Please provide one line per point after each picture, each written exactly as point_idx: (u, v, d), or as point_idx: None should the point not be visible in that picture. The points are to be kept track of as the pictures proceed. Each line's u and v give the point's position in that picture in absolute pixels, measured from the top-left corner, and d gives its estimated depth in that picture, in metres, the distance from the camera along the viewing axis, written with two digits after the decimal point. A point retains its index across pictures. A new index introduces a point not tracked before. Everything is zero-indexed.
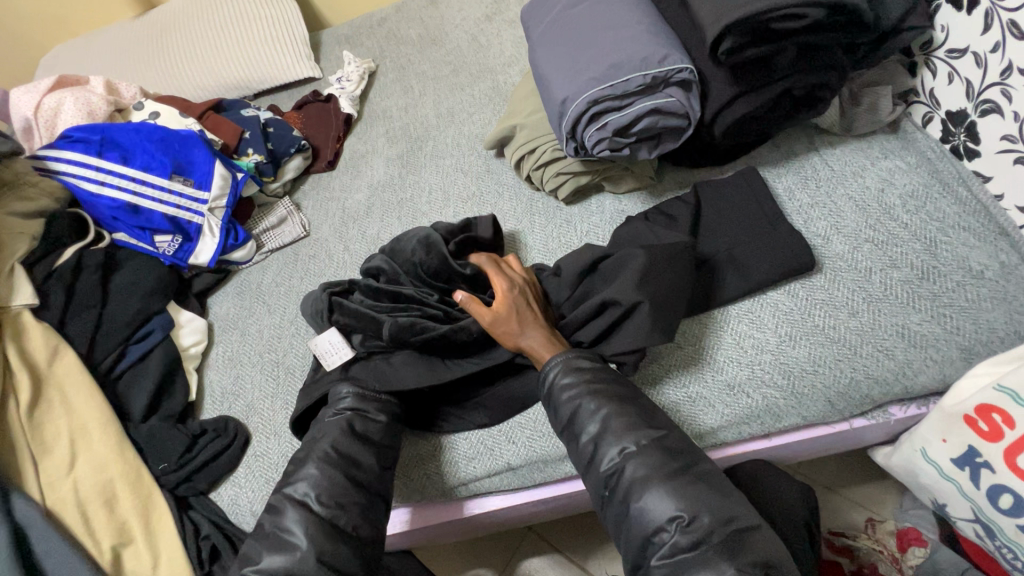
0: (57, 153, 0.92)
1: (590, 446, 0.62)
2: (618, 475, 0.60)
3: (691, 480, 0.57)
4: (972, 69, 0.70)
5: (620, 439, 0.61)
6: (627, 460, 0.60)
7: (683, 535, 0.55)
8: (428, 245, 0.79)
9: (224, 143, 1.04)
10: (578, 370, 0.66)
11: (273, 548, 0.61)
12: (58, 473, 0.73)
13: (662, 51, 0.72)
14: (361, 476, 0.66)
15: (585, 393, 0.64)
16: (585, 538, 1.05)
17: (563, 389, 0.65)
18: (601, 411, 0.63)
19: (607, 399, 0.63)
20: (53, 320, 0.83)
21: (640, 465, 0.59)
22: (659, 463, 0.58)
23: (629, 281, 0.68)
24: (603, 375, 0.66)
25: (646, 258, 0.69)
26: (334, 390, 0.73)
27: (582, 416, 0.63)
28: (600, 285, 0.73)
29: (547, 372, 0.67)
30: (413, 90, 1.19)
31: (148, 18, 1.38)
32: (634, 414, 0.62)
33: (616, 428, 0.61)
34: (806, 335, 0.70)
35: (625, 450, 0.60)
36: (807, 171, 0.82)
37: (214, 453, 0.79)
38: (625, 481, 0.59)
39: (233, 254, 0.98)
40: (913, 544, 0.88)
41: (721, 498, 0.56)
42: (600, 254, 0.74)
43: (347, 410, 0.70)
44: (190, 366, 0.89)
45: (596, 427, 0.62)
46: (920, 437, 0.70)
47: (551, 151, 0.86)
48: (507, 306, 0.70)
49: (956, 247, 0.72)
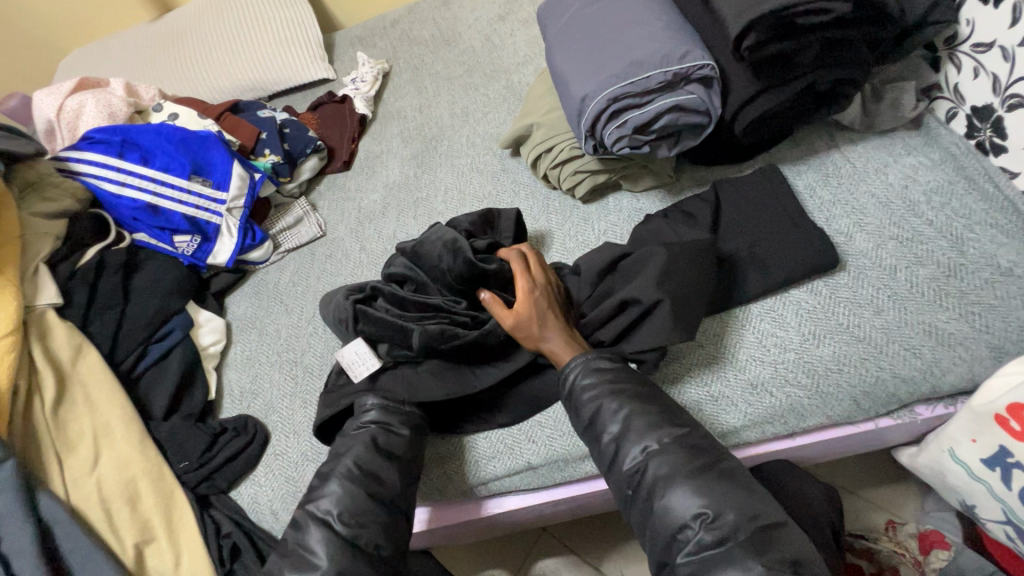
0: (80, 154, 0.94)
1: (613, 445, 0.62)
2: (641, 474, 0.60)
3: (715, 477, 0.57)
4: (998, 63, 0.69)
5: (642, 437, 0.60)
6: (649, 458, 0.59)
7: (708, 533, 0.54)
8: (455, 246, 0.76)
9: (242, 143, 1.04)
10: (598, 372, 0.66)
11: (294, 565, 0.61)
12: (82, 470, 0.74)
13: (684, 48, 0.72)
14: (377, 486, 0.65)
15: (606, 393, 0.64)
16: (600, 539, 1.05)
17: (584, 390, 0.65)
18: (622, 410, 0.62)
19: (628, 399, 0.63)
20: (76, 319, 0.83)
21: (663, 463, 0.58)
22: (683, 462, 0.58)
23: (649, 280, 0.68)
24: (623, 376, 0.65)
25: (667, 255, 0.69)
26: (359, 401, 0.73)
27: (604, 416, 0.63)
28: (620, 283, 0.73)
29: (567, 375, 0.67)
30: (427, 90, 1.19)
31: (165, 21, 1.40)
32: (656, 412, 0.62)
33: (638, 427, 0.61)
34: (830, 334, 0.69)
35: (647, 449, 0.60)
36: (828, 168, 0.81)
37: (234, 451, 0.79)
38: (649, 479, 0.59)
39: (251, 253, 0.99)
40: (936, 547, 0.87)
41: (746, 495, 0.56)
42: (619, 253, 0.74)
43: (373, 423, 0.70)
44: (209, 365, 0.90)
45: (617, 427, 0.62)
46: (947, 436, 0.69)
47: (569, 150, 0.86)
48: (530, 309, 0.69)
49: (983, 244, 0.71)
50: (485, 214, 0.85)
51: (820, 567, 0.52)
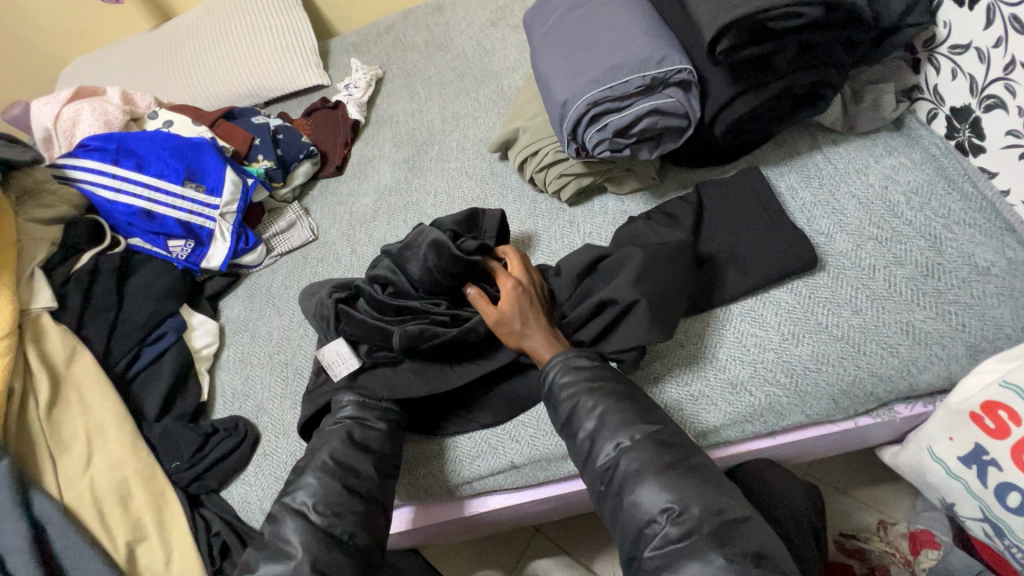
0: (75, 161, 0.96)
1: (588, 441, 0.63)
2: (613, 469, 0.61)
3: (683, 473, 0.58)
4: (975, 65, 0.70)
5: (615, 434, 0.61)
6: (622, 454, 0.60)
7: (674, 527, 0.55)
8: (435, 249, 0.76)
9: (236, 149, 1.06)
10: (577, 370, 0.66)
11: (270, 557, 0.62)
12: (75, 470, 0.75)
13: (661, 53, 0.73)
14: (358, 486, 0.67)
15: (583, 391, 0.65)
16: (593, 539, 1.05)
17: (562, 388, 0.66)
18: (598, 408, 0.63)
19: (605, 396, 0.64)
20: (71, 323, 0.85)
21: (635, 458, 0.59)
22: (653, 457, 0.59)
23: (625, 280, 0.69)
24: (601, 373, 0.66)
25: (643, 256, 0.71)
26: (336, 399, 0.74)
27: (580, 413, 0.64)
28: (600, 283, 0.74)
29: (548, 372, 0.68)
30: (418, 95, 1.21)
31: (164, 30, 1.42)
32: (631, 409, 0.63)
33: (613, 423, 0.62)
34: (809, 334, 0.70)
35: (620, 445, 0.61)
36: (810, 170, 0.82)
37: (224, 451, 0.80)
38: (620, 475, 0.60)
39: (244, 257, 1.01)
40: (925, 546, 0.88)
41: (712, 490, 0.56)
42: (599, 254, 0.75)
43: (348, 419, 0.71)
44: (201, 368, 0.91)
45: (592, 424, 0.63)
46: (926, 435, 0.69)
47: (553, 153, 0.87)
48: (513, 306, 0.71)
49: (961, 243, 0.71)
50: (469, 214, 0.85)
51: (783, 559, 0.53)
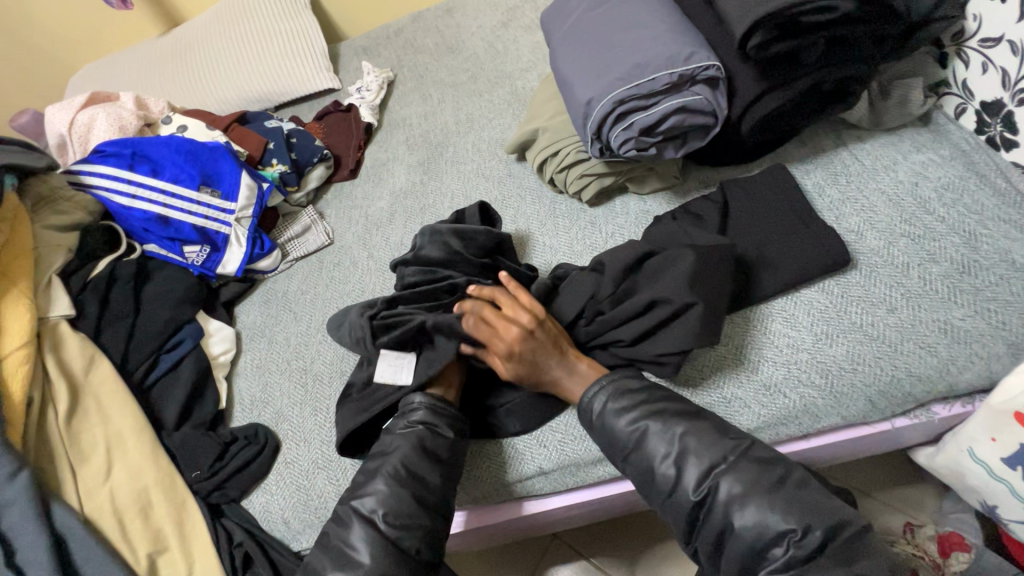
0: (91, 167, 0.95)
1: (673, 471, 0.61)
2: (711, 497, 0.58)
3: (791, 491, 0.56)
4: (1007, 58, 0.69)
5: (705, 458, 0.60)
6: (718, 479, 0.58)
7: (798, 550, 0.53)
8: (458, 235, 0.80)
9: (249, 154, 1.06)
10: (630, 394, 0.66)
11: (337, 562, 0.62)
12: (95, 480, 0.74)
13: (688, 49, 0.72)
14: (427, 497, 0.65)
15: (649, 415, 0.64)
16: (613, 546, 1.04)
17: (621, 416, 0.65)
18: (676, 432, 0.62)
19: (677, 419, 0.63)
20: (89, 330, 0.84)
21: (735, 481, 0.57)
22: (753, 478, 0.57)
23: (678, 282, 0.68)
24: (657, 394, 0.66)
25: (696, 259, 0.68)
26: (404, 399, 0.71)
27: (653, 438, 0.63)
28: (644, 283, 0.72)
29: (593, 401, 0.67)
30: (431, 97, 1.20)
31: (172, 34, 1.42)
32: (709, 426, 0.62)
33: (697, 447, 0.60)
34: (843, 334, 0.69)
35: (714, 469, 0.59)
36: (836, 167, 0.81)
37: (245, 459, 0.79)
38: (721, 501, 0.58)
39: (259, 262, 0.99)
40: (956, 548, 0.86)
41: (809, 505, 0.55)
42: (646, 251, 0.73)
43: (420, 424, 0.68)
44: (219, 374, 0.90)
45: (675, 450, 0.61)
46: (966, 436, 0.68)
47: (575, 153, 0.86)
48: (523, 359, 0.68)
49: (997, 240, 0.70)
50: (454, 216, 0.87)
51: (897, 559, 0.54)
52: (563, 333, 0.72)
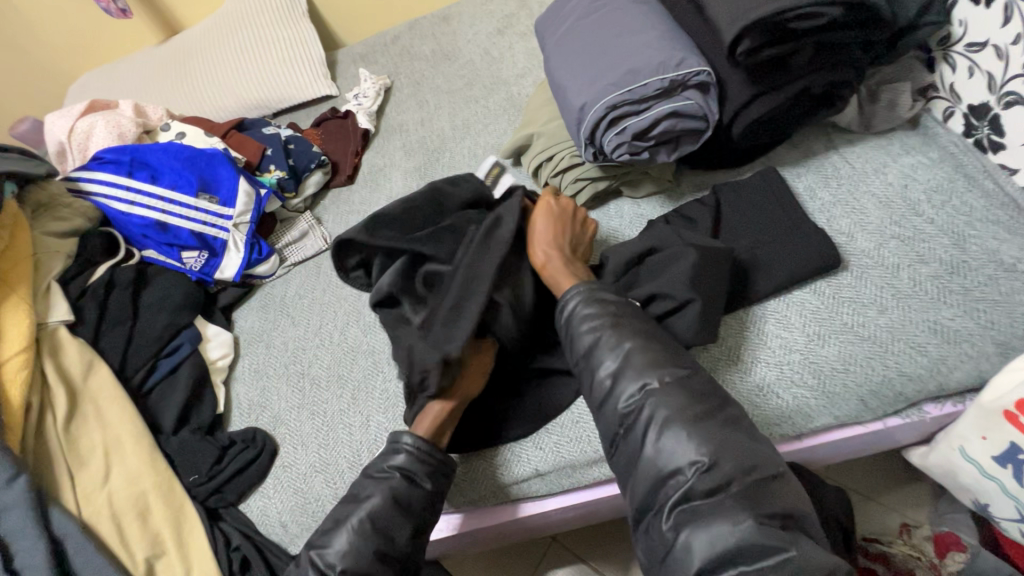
0: (90, 174, 0.96)
1: (609, 382, 0.61)
2: (636, 414, 0.58)
3: (718, 425, 0.55)
4: (993, 62, 0.70)
5: (642, 376, 0.59)
6: (646, 397, 0.58)
7: (702, 481, 0.53)
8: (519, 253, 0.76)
9: (247, 160, 1.06)
10: (600, 302, 0.65)
11: None
12: (93, 485, 0.74)
13: (680, 55, 0.73)
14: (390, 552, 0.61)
15: (607, 325, 0.63)
16: (611, 548, 1.04)
17: (584, 320, 0.64)
18: (623, 346, 0.61)
19: (631, 335, 0.62)
20: (88, 335, 0.85)
21: (661, 404, 0.57)
22: (681, 406, 0.56)
23: (680, 279, 0.68)
24: (625, 309, 0.65)
25: (697, 258, 0.68)
26: (395, 435, 0.67)
27: (601, 349, 0.62)
28: (645, 278, 0.73)
29: (566, 303, 0.66)
30: (428, 104, 1.21)
31: (172, 43, 1.43)
32: (659, 351, 0.61)
33: (638, 363, 0.60)
34: (834, 334, 0.69)
35: (646, 387, 0.58)
36: (827, 170, 0.82)
37: (243, 463, 0.79)
38: (642, 419, 0.57)
39: (257, 267, 1.00)
40: (952, 548, 0.87)
41: (748, 450, 0.54)
42: (647, 248, 0.74)
43: (397, 471, 0.64)
44: (217, 378, 0.90)
45: (616, 363, 0.61)
46: (957, 435, 0.69)
47: (569, 157, 0.87)
48: (549, 219, 0.75)
49: (985, 240, 0.71)
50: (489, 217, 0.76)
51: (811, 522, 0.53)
52: (584, 250, 0.77)
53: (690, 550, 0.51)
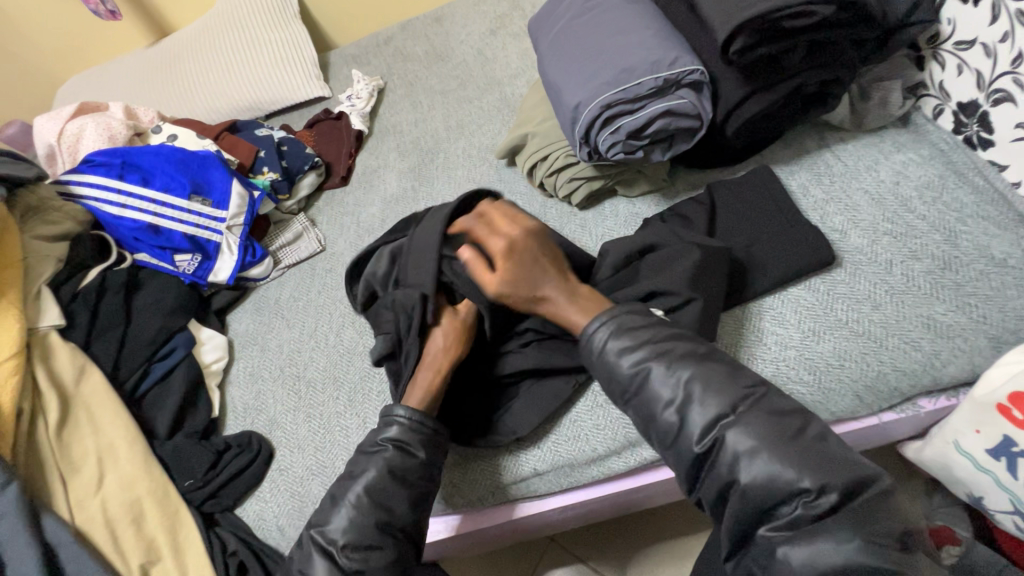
0: (80, 177, 0.95)
1: (677, 415, 0.56)
2: (719, 446, 0.54)
3: (810, 444, 0.52)
4: (981, 60, 0.71)
5: (714, 406, 0.55)
6: (727, 429, 0.54)
7: (807, 509, 0.49)
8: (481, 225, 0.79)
9: (240, 162, 1.05)
10: (634, 331, 0.60)
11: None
12: (87, 491, 0.74)
13: (673, 54, 0.73)
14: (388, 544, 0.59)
15: (652, 355, 0.58)
16: (609, 547, 1.04)
17: (624, 357, 0.59)
18: (679, 375, 0.57)
19: (682, 362, 0.57)
20: (79, 340, 0.84)
21: (745, 434, 0.53)
22: (769, 433, 0.52)
23: (680, 276, 0.69)
24: (663, 332, 0.60)
25: (701, 255, 0.70)
26: (387, 409, 0.64)
27: (653, 381, 0.57)
28: (643, 275, 0.73)
29: (594, 339, 0.61)
30: (422, 104, 1.21)
31: (161, 45, 1.42)
32: (720, 371, 0.56)
33: (702, 393, 0.55)
34: (829, 330, 0.70)
35: (723, 418, 0.54)
36: (820, 167, 0.83)
37: (239, 467, 0.79)
38: (729, 454, 0.53)
39: (251, 270, 0.99)
40: (948, 542, 0.86)
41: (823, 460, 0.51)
42: (647, 246, 0.75)
43: (389, 443, 0.62)
44: (212, 382, 0.90)
45: (679, 394, 0.56)
46: (951, 428, 0.69)
47: (564, 157, 0.87)
48: (521, 269, 0.65)
49: (976, 236, 0.71)
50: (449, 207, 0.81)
51: None
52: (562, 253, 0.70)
53: (790, 569, 0.48)
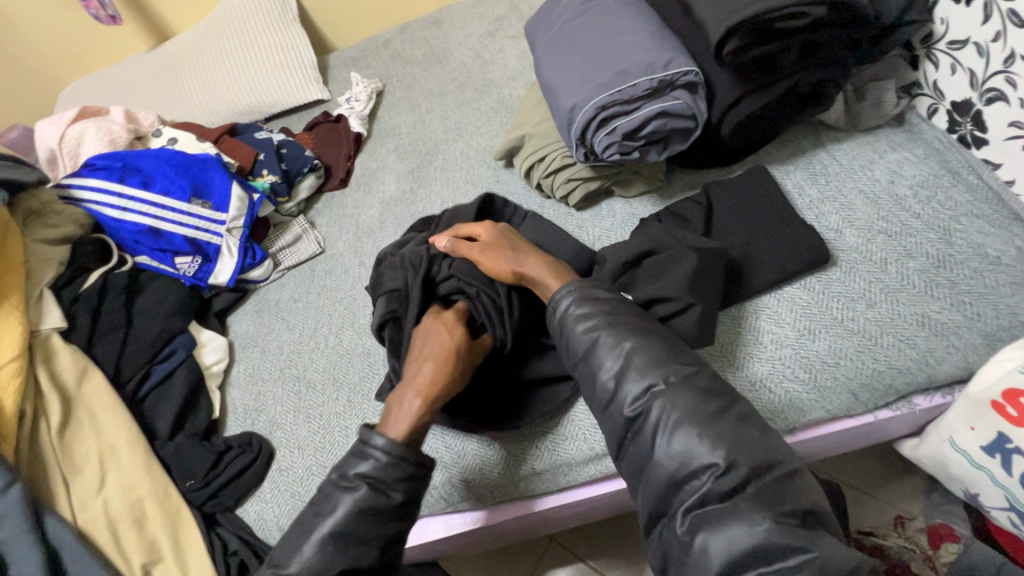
0: (81, 181, 0.96)
1: (612, 383, 0.61)
2: (643, 417, 0.58)
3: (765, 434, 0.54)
4: (974, 59, 0.71)
5: (644, 377, 0.59)
6: (653, 399, 0.58)
7: (717, 483, 0.52)
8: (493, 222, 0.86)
9: (240, 165, 1.06)
10: (594, 301, 0.65)
11: None
12: (89, 493, 0.74)
13: (668, 55, 0.74)
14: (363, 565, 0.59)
15: (603, 325, 0.63)
16: (608, 546, 1.04)
17: (578, 322, 0.64)
18: (624, 346, 0.61)
19: (630, 334, 0.62)
20: (80, 342, 0.84)
21: (668, 405, 0.57)
22: (693, 406, 0.56)
23: (679, 282, 0.69)
24: (620, 308, 0.65)
25: (698, 259, 0.70)
26: (364, 440, 0.62)
27: (600, 350, 0.62)
28: (643, 281, 0.74)
29: (558, 305, 0.66)
30: (420, 107, 1.22)
31: (162, 49, 1.43)
32: (659, 349, 0.61)
33: (639, 364, 0.60)
34: (824, 328, 0.70)
35: (651, 389, 0.58)
36: (816, 167, 0.83)
37: (239, 468, 0.79)
38: (651, 422, 0.57)
39: (251, 272, 1.00)
40: (945, 539, 0.87)
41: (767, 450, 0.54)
42: (646, 251, 0.74)
43: (363, 480, 0.60)
44: (212, 384, 0.90)
45: (617, 363, 0.61)
46: (947, 426, 0.70)
47: (560, 158, 0.88)
48: (499, 240, 0.76)
49: (971, 234, 0.72)
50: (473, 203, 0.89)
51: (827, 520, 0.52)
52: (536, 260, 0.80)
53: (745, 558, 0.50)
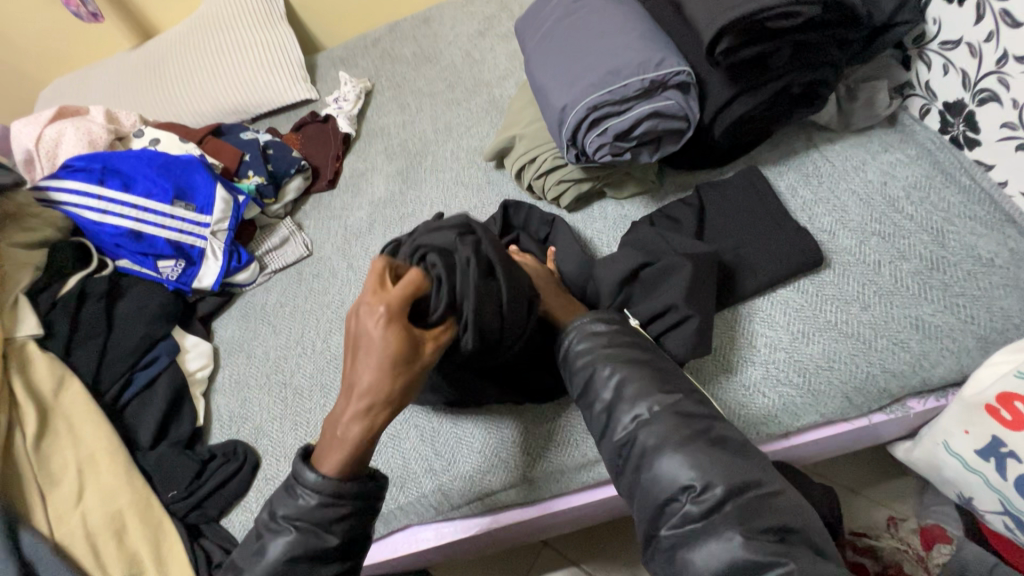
0: (59, 183, 0.93)
1: (605, 414, 0.59)
2: (631, 444, 0.57)
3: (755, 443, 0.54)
4: (967, 59, 0.70)
5: (634, 406, 0.58)
6: (639, 427, 0.57)
7: (696, 505, 0.52)
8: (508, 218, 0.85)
9: (225, 166, 1.04)
10: (595, 336, 0.63)
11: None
12: (66, 505, 0.72)
13: (659, 55, 0.73)
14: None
15: (601, 358, 0.61)
16: (601, 549, 1.03)
17: (578, 356, 0.62)
18: (616, 375, 0.59)
19: (624, 364, 0.60)
20: (58, 349, 0.82)
21: (652, 433, 0.56)
22: (672, 430, 0.55)
23: (677, 293, 0.68)
24: (619, 338, 0.62)
25: (693, 269, 0.69)
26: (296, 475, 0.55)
27: (597, 382, 0.60)
28: (640, 293, 0.72)
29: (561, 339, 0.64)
30: (409, 106, 1.20)
31: (145, 47, 1.40)
32: (648, 374, 0.59)
33: (630, 394, 0.58)
34: (818, 331, 0.70)
35: (639, 417, 0.57)
36: (808, 168, 0.82)
37: (223, 478, 0.77)
38: (638, 450, 0.56)
39: (236, 276, 0.98)
40: (938, 541, 0.87)
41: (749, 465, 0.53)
42: (642, 262, 0.72)
43: (296, 520, 0.55)
44: (197, 391, 0.88)
45: (610, 395, 0.59)
46: (941, 430, 0.69)
47: (551, 159, 0.86)
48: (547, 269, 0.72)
49: (964, 236, 0.71)
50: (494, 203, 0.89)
51: (816, 531, 0.51)
52: None
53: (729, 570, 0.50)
